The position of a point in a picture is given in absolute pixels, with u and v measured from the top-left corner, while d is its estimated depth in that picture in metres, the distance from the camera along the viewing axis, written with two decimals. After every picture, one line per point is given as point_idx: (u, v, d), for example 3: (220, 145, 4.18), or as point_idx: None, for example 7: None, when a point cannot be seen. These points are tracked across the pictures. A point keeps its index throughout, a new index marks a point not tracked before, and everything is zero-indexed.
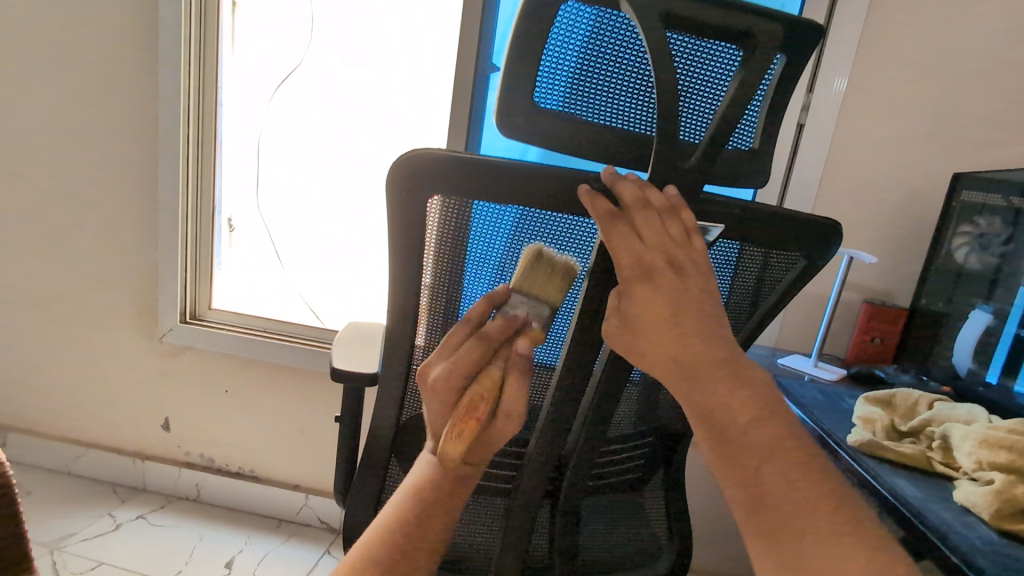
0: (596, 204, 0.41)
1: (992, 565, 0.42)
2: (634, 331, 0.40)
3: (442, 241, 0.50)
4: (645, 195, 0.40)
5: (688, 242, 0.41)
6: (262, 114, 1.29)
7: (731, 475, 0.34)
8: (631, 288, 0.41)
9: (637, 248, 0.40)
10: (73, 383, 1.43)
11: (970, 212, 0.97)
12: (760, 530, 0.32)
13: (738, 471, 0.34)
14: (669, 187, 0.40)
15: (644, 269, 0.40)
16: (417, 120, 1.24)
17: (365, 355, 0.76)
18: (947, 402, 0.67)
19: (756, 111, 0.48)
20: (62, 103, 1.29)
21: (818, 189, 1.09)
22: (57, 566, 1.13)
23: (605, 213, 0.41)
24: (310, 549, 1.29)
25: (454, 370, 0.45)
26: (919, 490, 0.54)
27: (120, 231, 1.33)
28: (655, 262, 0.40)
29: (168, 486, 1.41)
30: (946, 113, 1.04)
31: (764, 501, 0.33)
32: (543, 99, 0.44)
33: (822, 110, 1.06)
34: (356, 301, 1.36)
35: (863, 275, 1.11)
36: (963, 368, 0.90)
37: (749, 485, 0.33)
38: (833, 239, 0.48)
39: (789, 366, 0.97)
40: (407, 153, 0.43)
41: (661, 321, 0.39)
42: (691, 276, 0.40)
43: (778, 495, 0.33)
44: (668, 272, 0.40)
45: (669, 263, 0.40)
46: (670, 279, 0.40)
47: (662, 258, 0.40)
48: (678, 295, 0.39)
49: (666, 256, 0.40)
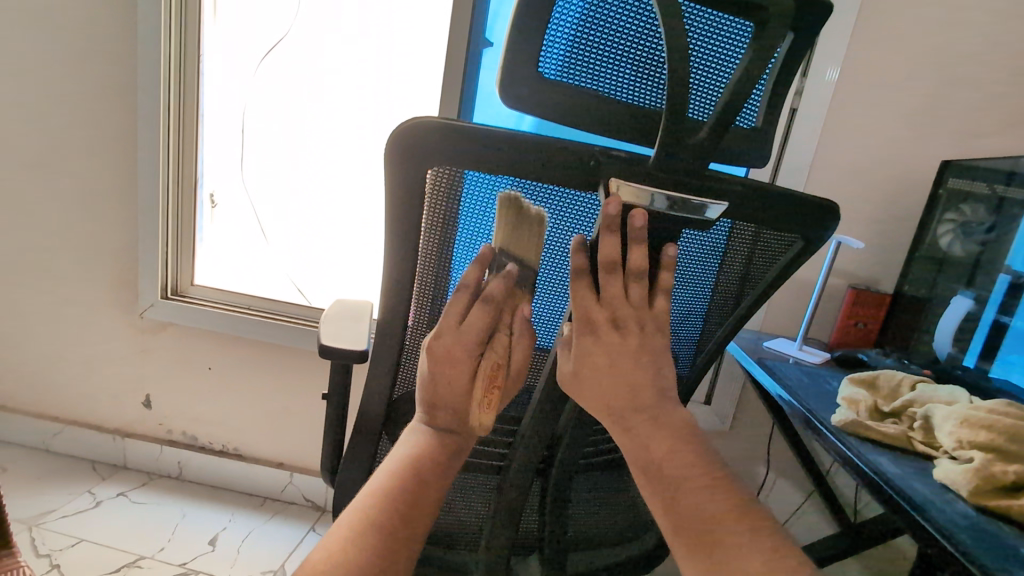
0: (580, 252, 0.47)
1: (970, 538, 0.44)
2: (579, 378, 0.48)
3: (439, 211, 0.49)
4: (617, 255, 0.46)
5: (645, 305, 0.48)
6: (248, 84, 1.26)
7: (657, 496, 0.42)
8: (579, 340, 0.48)
9: (594, 305, 0.47)
10: (49, 358, 1.40)
11: (955, 199, 0.98)
12: (688, 539, 0.39)
13: (661, 490, 0.42)
14: (636, 216, 0.43)
15: (592, 322, 0.47)
16: (408, 94, 1.22)
17: (355, 332, 0.75)
18: (929, 383, 0.68)
19: (760, 91, 0.48)
20: (35, 67, 1.24)
21: (809, 174, 1.09)
22: (36, 542, 1.11)
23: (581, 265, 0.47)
24: (295, 526, 1.29)
25: (472, 334, 0.51)
26: (899, 466, 0.55)
27: (97, 203, 1.29)
28: (600, 318, 0.47)
29: (150, 464, 1.39)
30: (937, 101, 1.05)
31: (683, 514, 0.40)
32: (544, 67, 0.43)
33: (818, 95, 1.05)
34: (342, 279, 1.34)
35: (849, 260, 1.12)
36: (943, 353, 0.92)
37: (669, 502, 0.41)
38: (828, 220, 0.48)
39: (775, 348, 0.98)
40: (408, 121, 0.42)
41: (602, 370, 0.47)
42: (632, 333, 0.47)
43: (694, 507, 0.40)
44: (610, 328, 0.47)
45: (614, 320, 0.47)
46: (611, 335, 0.47)
47: (607, 317, 0.47)
48: (616, 350, 0.47)
49: (612, 316, 0.47)
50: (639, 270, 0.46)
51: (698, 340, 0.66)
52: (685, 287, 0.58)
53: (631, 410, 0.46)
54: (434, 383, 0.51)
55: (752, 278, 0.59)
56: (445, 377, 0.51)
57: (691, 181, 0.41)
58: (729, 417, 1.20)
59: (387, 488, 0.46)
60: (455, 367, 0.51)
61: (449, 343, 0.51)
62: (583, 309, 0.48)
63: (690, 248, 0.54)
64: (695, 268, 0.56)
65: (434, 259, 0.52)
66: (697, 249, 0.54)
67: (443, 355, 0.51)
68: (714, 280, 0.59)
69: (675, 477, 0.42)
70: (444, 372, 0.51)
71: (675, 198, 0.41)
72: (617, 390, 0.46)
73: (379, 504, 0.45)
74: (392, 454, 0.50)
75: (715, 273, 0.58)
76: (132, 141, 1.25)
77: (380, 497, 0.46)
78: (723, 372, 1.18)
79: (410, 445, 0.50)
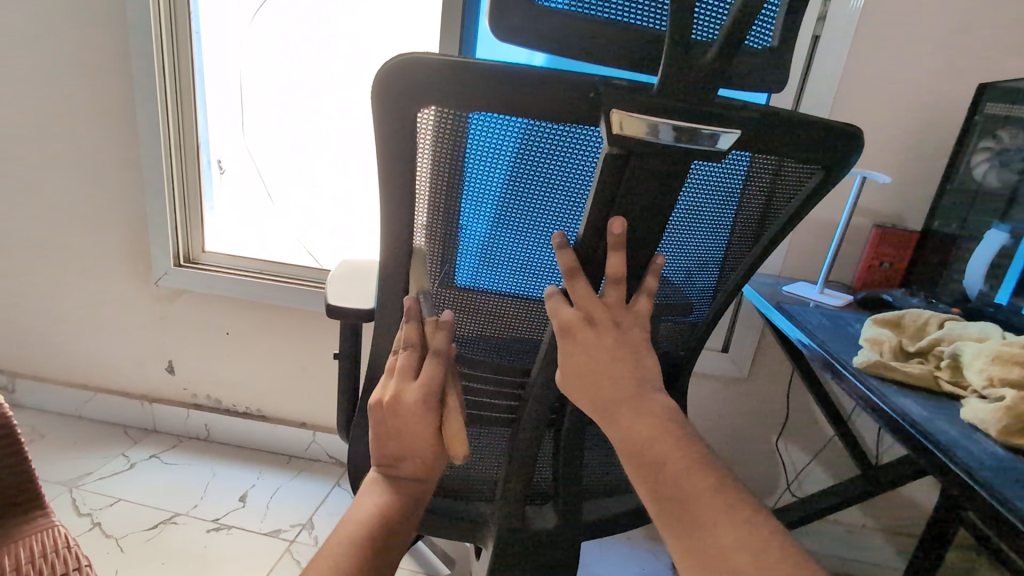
0: (562, 253, 0.45)
1: (999, 479, 0.42)
2: (569, 377, 0.46)
3: (432, 156, 0.46)
4: (576, 265, 0.45)
5: (634, 306, 0.47)
6: (241, 40, 1.21)
7: (645, 485, 0.40)
8: (568, 336, 0.45)
9: (576, 309, 0.45)
10: (73, 329, 1.43)
11: (993, 125, 0.91)
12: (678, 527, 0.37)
13: (649, 476, 0.40)
14: (616, 221, 0.42)
15: (567, 323, 0.45)
16: (405, 38, 1.16)
17: (360, 290, 0.74)
18: (958, 321, 0.65)
19: (775, 9, 0.43)
20: (24, 35, 1.21)
21: (832, 108, 1.03)
22: (77, 502, 1.17)
23: (566, 265, 0.45)
24: (320, 483, 1.32)
25: (429, 392, 0.50)
26: (924, 408, 0.53)
27: (103, 172, 1.28)
28: (575, 317, 0.45)
29: (178, 427, 1.44)
30: (973, 20, 0.96)
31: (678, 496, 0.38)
32: (548, 0, 0.39)
33: (843, 20, 0.98)
34: (352, 240, 1.32)
35: (874, 198, 1.07)
36: (974, 291, 0.88)
37: (657, 484, 0.39)
38: (853, 148, 0.45)
39: (794, 293, 0.94)
40: (395, 57, 0.39)
41: (583, 368, 0.44)
42: (606, 329, 0.45)
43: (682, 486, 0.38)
44: (586, 327, 0.45)
45: (589, 319, 0.45)
46: (587, 332, 0.45)
47: (584, 315, 0.45)
48: (595, 345, 0.44)
49: (589, 315, 0.45)
50: (616, 276, 0.45)
51: (714, 283, 0.64)
52: (701, 230, 0.55)
53: (617, 401, 0.43)
54: (391, 439, 0.51)
55: (770, 216, 0.56)
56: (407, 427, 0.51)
57: (701, 110, 0.36)
58: (747, 364, 1.18)
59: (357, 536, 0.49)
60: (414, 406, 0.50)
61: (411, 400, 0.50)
62: (558, 313, 0.46)
63: (708, 189, 0.51)
64: (712, 208, 0.53)
65: (431, 208, 0.50)
66: (713, 189, 0.51)
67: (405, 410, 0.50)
68: (732, 221, 0.56)
69: (659, 460, 0.40)
70: (405, 424, 0.50)
71: (684, 127, 0.36)
72: (607, 382, 0.44)
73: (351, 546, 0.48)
74: (368, 497, 0.52)
75: (732, 213, 0.55)
76: (130, 107, 1.23)
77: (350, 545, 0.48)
78: (741, 318, 1.15)
79: (375, 499, 0.51)
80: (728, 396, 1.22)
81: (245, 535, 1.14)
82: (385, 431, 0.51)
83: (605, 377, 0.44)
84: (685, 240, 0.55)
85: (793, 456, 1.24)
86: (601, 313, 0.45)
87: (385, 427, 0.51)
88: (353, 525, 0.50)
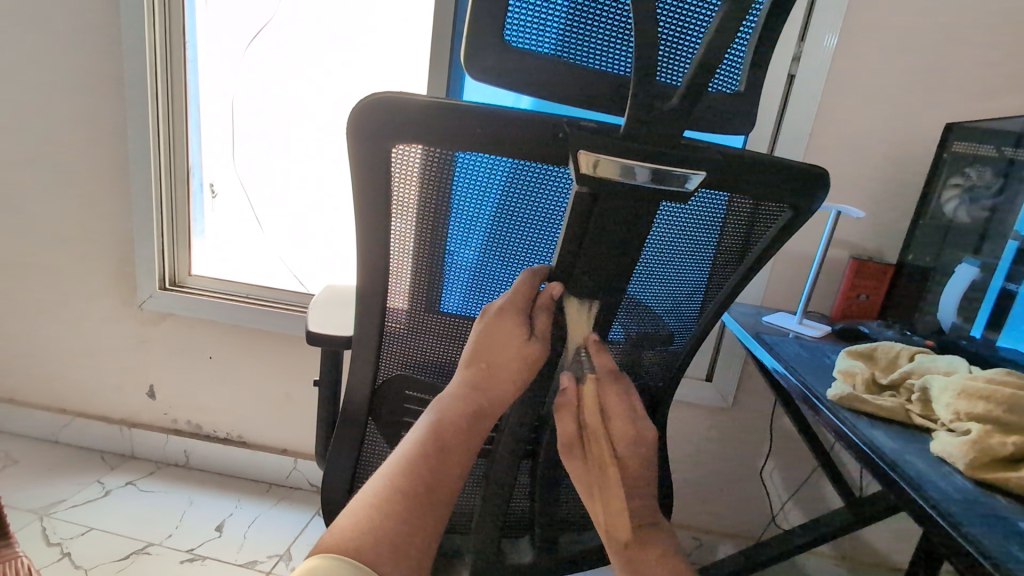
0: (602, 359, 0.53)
1: (965, 514, 0.42)
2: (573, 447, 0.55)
3: (407, 187, 0.47)
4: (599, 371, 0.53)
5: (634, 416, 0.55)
6: (235, 69, 1.23)
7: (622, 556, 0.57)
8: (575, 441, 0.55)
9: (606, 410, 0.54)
10: (53, 349, 1.41)
11: (961, 162, 0.95)
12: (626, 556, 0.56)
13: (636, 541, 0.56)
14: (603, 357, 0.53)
15: (580, 409, 0.54)
16: (395, 73, 1.19)
17: (342, 317, 0.74)
18: (928, 354, 0.66)
19: (742, 48, 0.46)
20: (21, 62, 1.23)
21: (808, 144, 1.06)
22: (46, 532, 1.14)
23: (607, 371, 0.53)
24: (301, 512, 1.30)
25: (533, 354, 0.51)
26: (896, 440, 0.54)
27: (91, 195, 1.29)
28: (591, 414, 0.54)
29: (157, 452, 1.41)
30: (939, 63, 1.01)
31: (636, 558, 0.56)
32: (536, 46, 0.41)
33: (816, 60, 1.01)
34: (336, 265, 1.32)
35: (851, 231, 1.09)
36: (947, 323, 0.89)
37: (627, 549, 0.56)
38: (820, 188, 0.46)
39: (774, 324, 0.95)
40: (371, 95, 0.40)
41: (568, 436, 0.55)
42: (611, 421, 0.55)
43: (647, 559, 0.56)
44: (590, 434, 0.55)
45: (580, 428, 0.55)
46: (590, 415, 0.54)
47: (595, 405, 0.54)
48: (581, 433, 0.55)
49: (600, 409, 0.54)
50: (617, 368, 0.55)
51: (693, 314, 0.64)
52: (677, 264, 0.56)
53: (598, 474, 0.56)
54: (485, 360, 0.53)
55: (745, 249, 0.57)
56: (498, 378, 0.53)
57: (669, 152, 0.37)
58: (730, 393, 1.18)
59: (411, 454, 0.53)
60: (512, 343, 0.51)
61: (511, 352, 0.51)
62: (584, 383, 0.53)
63: (685, 223, 0.52)
64: (687, 242, 0.54)
65: (411, 237, 0.51)
66: (686, 223, 0.52)
67: (500, 357, 0.52)
68: (708, 257, 0.58)
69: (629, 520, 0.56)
70: (498, 360, 0.52)
71: (657, 169, 0.37)
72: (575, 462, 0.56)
73: (400, 471, 0.52)
74: (413, 426, 0.56)
75: (708, 250, 0.57)
76: (121, 132, 1.24)
77: (406, 461, 0.53)
78: (724, 347, 1.17)
79: (445, 410, 0.54)
80: (712, 426, 1.22)
81: (220, 566, 1.10)
82: (483, 354, 0.52)
83: (576, 454, 0.55)
84: (661, 271, 0.56)
85: (778, 487, 1.24)
86: (610, 424, 0.54)
87: (481, 355, 0.53)
88: (414, 437, 0.54)
